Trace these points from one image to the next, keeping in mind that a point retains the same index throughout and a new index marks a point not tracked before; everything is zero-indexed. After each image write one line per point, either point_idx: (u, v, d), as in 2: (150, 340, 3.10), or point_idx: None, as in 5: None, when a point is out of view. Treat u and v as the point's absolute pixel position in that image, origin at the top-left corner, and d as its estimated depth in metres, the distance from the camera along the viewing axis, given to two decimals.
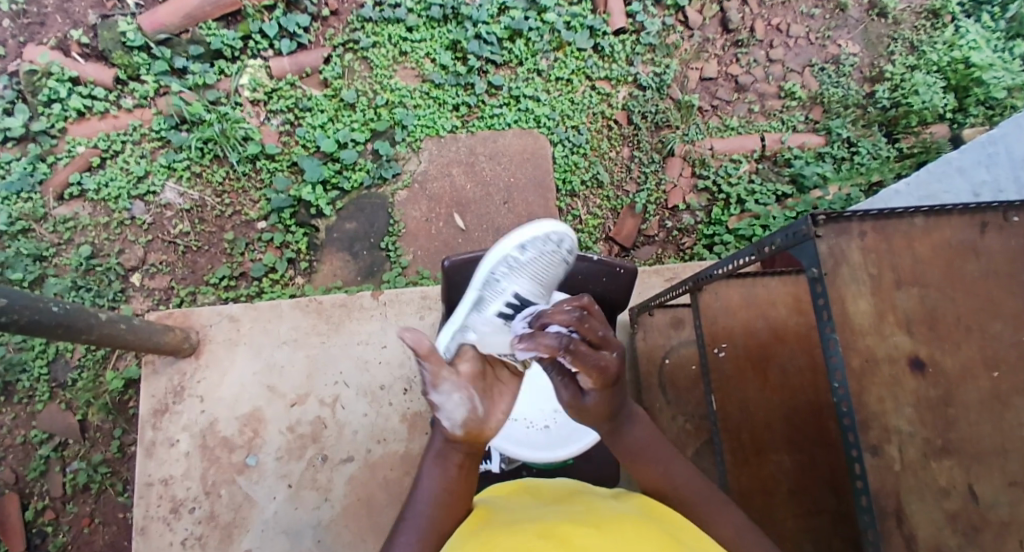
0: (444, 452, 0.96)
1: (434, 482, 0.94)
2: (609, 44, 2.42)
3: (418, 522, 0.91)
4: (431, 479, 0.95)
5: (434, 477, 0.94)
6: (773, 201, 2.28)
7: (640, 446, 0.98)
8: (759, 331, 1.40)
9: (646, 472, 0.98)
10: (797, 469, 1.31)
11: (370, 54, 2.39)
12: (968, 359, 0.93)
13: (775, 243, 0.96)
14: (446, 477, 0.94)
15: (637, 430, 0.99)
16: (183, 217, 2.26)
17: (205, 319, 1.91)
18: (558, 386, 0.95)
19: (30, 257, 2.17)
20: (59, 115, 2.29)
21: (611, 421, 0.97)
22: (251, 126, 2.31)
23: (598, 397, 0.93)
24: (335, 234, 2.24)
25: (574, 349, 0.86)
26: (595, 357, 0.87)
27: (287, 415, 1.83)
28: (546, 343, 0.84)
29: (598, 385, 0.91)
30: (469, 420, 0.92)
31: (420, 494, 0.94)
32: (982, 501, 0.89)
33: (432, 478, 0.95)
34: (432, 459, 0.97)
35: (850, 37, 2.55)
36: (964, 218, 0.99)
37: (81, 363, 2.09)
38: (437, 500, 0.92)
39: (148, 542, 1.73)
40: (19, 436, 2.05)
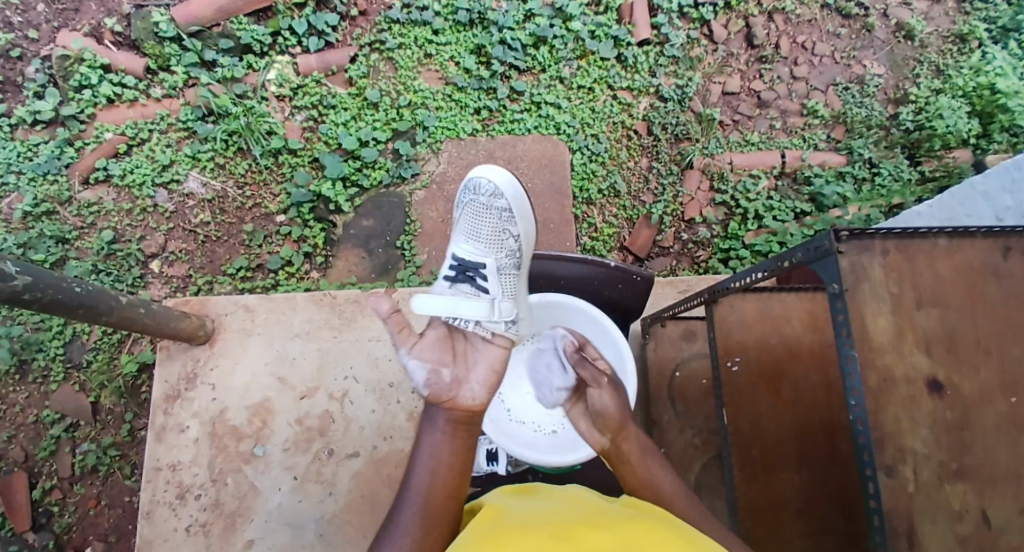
0: (436, 428, 1.08)
1: (429, 454, 1.06)
2: (632, 54, 2.44)
3: (416, 489, 1.01)
4: (427, 454, 1.06)
5: (428, 451, 1.06)
6: (791, 218, 2.27)
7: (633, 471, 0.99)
8: (773, 347, 1.39)
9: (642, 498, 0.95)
10: (806, 487, 1.30)
11: (395, 55, 2.42)
12: (986, 382, 0.92)
13: (794, 258, 0.96)
14: (438, 448, 1.06)
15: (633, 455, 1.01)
16: (204, 207, 2.29)
17: (221, 308, 1.94)
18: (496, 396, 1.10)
19: (53, 239, 2.21)
20: (89, 101, 2.33)
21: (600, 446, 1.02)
22: (276, 120, 2.34)
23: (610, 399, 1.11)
24: (352, 231, 2.26)
25: None
26: None
27: (296, 407, 1.84)
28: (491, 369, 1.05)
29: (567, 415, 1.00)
30: (435, 386, 1.08)
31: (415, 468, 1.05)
32: (994, 527, 0.88)
33: (427, 453, 1.06)
34: (427, 435, 1.09)
35: (875, 58, 2.54)
36: (987, 241, 0.98)
37: (97, 345, 2.13)
38: (430, 470, 1.03)
39: (153, 526, 1.75)
40: (32, 414, 2.09)
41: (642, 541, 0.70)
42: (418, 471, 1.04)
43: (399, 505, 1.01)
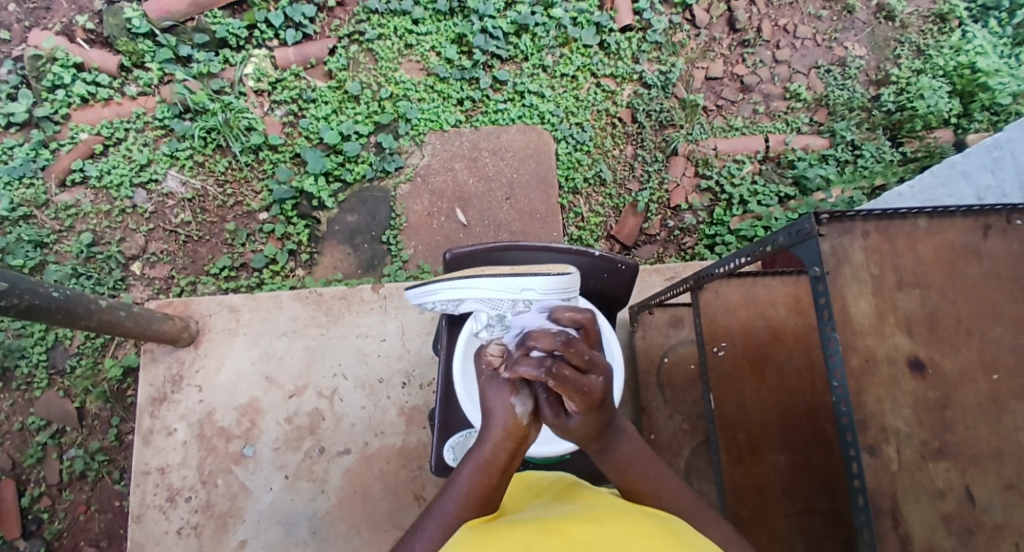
0: (490, 454, 0.91)
1: (472, 480, 0.89)
2: (615, 41, 2.42)
3: (445, 520, 0.84)
4: (471, 473, 0.89)
5: (474, 474, 0.89)
6: (775, 202, 2.27)
7: (630, 460, 0.95)
8: (757, 331, 1.39)
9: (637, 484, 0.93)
10: (792, 469, 1.31)
11: (375, 46, 2.39)
12: (966, 361, 0.93)
13: (777, 241, 0.96)
14: (490, 473, 0.89)
15: (626, 445, 0.97)
16: (184, 206, 2.26)
17: (205, 308, 1.91)
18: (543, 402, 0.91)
19: (31, 243, 2.17)
20: (63, 101, 2.29)
21: (599, 440, 0.95)
22: (255, 116, 2.31)
23: (582, 420, 0.89)
24: (336, 227, 2.24)
25: (559, 374, 0.82)
26: (580, 382, 0.83)
27: (285, 406, 1.83)
28: (524, 371, 0.84)
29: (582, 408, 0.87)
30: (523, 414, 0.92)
31: (452, 490, 0.88)
32: (977, 504, 0.88)
33: (468, 478, 0.89)
34: (478, 455, 0.92)
35: (857, 39, 2.54)
36: (966, 221, 0.98)
37: (80, 350, 2.10)
38: (470, 496, 0.86)
39: (144, 530, 1.74)
40: (16, 422, 2.06)
41: (629, 535, 0.70)
42: (456, 492, 0.87)
43: (422, 526, 0.86)
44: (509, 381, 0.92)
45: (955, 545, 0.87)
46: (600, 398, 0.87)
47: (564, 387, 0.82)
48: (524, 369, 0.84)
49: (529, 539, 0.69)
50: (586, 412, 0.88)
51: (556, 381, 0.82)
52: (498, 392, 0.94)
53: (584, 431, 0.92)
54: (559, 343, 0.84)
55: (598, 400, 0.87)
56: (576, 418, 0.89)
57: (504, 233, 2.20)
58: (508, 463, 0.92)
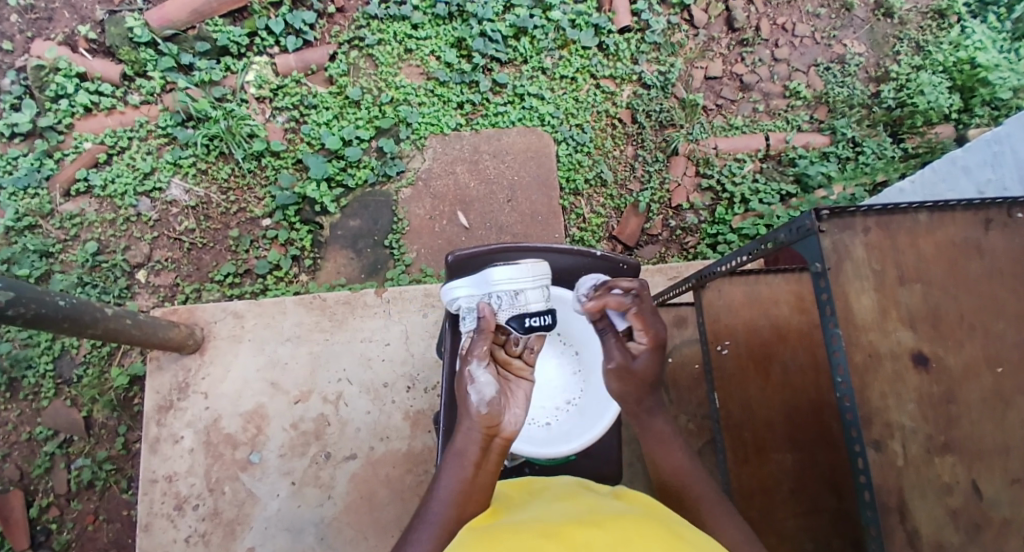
0: (463, 449, 0.93)
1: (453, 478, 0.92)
2: (614, 42, 2.43)
3: (432, 521, 0.89)
4: (451, 474, 0.92)
5: (453, 473, 0.92)
6: (777, 200, 2.27)
7: (664, 432, 1.06)
8: (761, 330, 1.39)
9: (670, 457, 1.04)
10: (798, 468, 1.31)
11: (375, 52, 2.40)
12: (970, 355, 0.93)
13: (779, 238, 0.97)
14: (465, 469, 0.92)
15: (661, 417, 1.08)
16: (188, 214, 2.27)
17: (210, 315, 1.92)
18: (608, 351, 1.05)
19: (36, 253, 2.18)
20: (66, 111, 2.30)
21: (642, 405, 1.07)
22: (257, 123, 2.32)
23: (647, 361, 1.05)
24: (339, 232, 2.25)
25: (640, 307, 1.04)
26: (654, 319, 1.04)
27: (291, 411, 1.84)
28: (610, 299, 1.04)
29: (651, 346, 1.05)
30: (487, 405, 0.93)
31: (435, 491, 0.92)
32: (984, 498, 0.88)
33: (448, 474, 0.93)
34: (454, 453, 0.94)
35: (856, 36, 2.54)
36: (967, 215, 0.98)
37: (86, 359, 2.11)
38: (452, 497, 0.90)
39: (152, 537, 1.75)
40: (25, 431, 2.07)
41: (630, 540, 0.70)
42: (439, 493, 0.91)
43: (414, 527, 0.90)
44: (469, 367, 0.95)
45: (962, 540, 0.87)
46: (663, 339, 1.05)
47: (644, 318, 1.04)
48: (610, 300, 1.04)
49: (533, 543, 0.69)
50: (652, 351, 1.05)
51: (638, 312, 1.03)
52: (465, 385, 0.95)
53: (643, 382, 1.05)
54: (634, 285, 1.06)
55: (661, 340, 1.05)
56: (640, 361, 1.04)
57: (507, 235, 2.20)
58: (481, 456, 0.93)
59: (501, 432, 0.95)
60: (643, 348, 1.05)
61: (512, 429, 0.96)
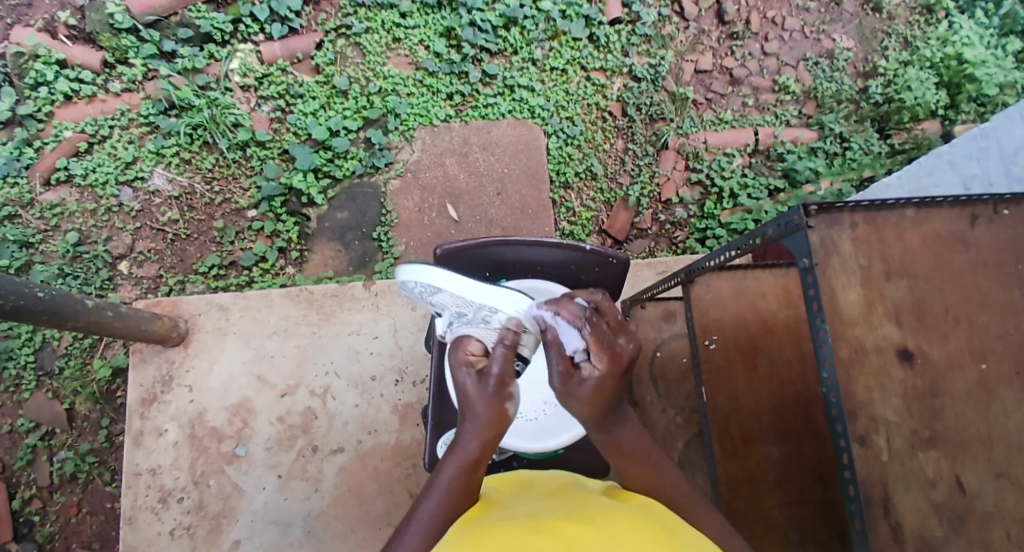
0: (472, 452, 0.88)
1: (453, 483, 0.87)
2: (604, 34, 2.41)
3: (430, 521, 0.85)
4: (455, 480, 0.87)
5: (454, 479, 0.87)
6: (765, 194, 2.28)
7: (630, 442, 0.92)
8: (748, 323, 1.40)
9: (635, 468, 0.91)
10: (784, 460, 1.32)
11: (363, 40, 2.37)
12: (955, 350, 0.94)
13: (766, 234, 0.97)
14: (469, 469, 0.88)
15: (628, 426, 0.93)
16: (172, 204, 2.23)
17: (194, 307, 1.90)
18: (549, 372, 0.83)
19: (15, 244, 2.14)
20: (46, 99, 2.25)
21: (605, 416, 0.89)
22: (242, 112, 2.28)
23: (598, 386, 0.83)
24: (326, 223, 2.22)
25: (595, 324, 0.83)
26: (611, 339, 0.83)
27: (277, 404, 1.82)
28: (568, 310, 0.86)
29: (607, 371, 0.83)
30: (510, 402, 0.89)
31: (433, 495, 0.87)
32: (966, 491, 0.90)
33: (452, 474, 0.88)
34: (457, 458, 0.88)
35: (845, 31, 2.54)
36: (954, 210, 0.99)
37: (68, 351, 2.07)
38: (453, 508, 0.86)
39: (137, 531, 1.73)
40: (5, 425, 2.03)
41: (622, 537, 0.69)
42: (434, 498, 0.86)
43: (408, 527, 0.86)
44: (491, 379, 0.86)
45: (945, 532, 0.88)
46: (624, 367, 0.84)
47: (599, 336, 0.82)
48: (566, 308, 0.87)
49: (524, 540, 0.68)
50: (608, 376, 0.83)
51: (595, 328, 0.83)
52: (485, 391, 0.85)
53: (593, 404, 0.84)
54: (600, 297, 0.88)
55: (622, 367, 0.84)
56: (591, 384, 0.83)
57: (496, 228, 2.19)
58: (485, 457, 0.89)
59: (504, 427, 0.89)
60: (597, 370, 0.83)
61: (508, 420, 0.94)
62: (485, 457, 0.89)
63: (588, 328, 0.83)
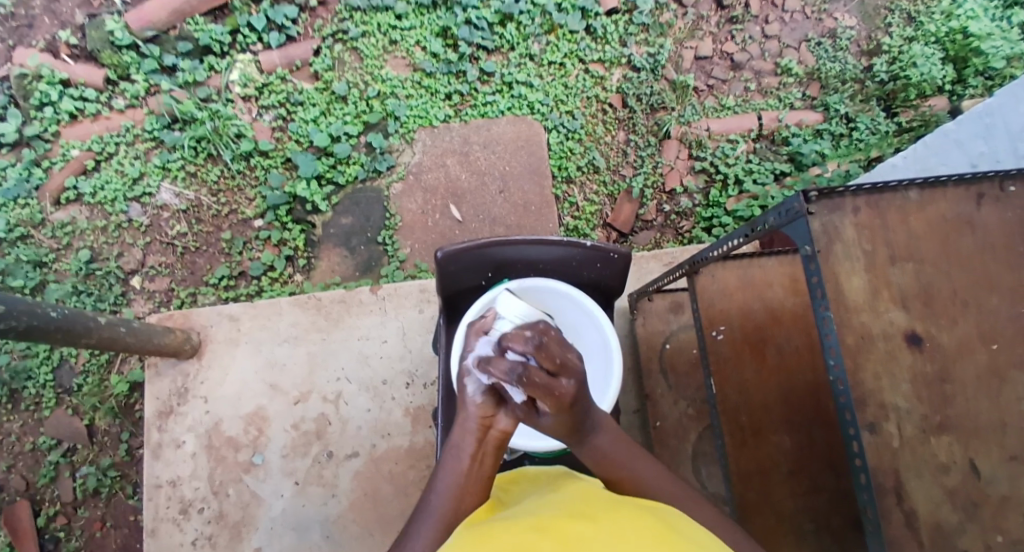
0: (463, 445, 0.92)
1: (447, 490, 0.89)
2: (601, 25, 2.39)
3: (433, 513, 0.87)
4: (449, 489, 0.89)
5: (447, 485, 0.89)
6: (771, 179, 2.25)
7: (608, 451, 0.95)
8: (755, 313, 1.38)
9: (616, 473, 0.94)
10: (795, 449, 1.31)
11: (360, 45, 2.37)
12: (964, 333, 0.92)
13: (768, 222, 0.96)
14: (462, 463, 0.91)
15: (603, 437, 0.95)
16: (179, 218, 2.26)
17: (206, 319, 1.92)
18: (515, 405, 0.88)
19: (30, 264, 2.17)
20: (52, 119, 2.28)
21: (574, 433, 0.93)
22: (243, 122, 2.30)
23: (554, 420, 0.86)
24: (331, 230, 2.23)
25: (529, 377, 0.79)
26: (549, 385, 0.80)
27: (291, 412, 1.84)
28: (500, 365, 0.80)
29: (554, 410, 0.83)
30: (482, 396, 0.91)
31: (434, 491, 0.89)
32: (981, 476, 0.88)
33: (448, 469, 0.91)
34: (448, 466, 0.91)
35: (847, 9, 2.49)
36: (959, 190, 0.97)
37: (85, 368, 2.11)
38: (458, 511, 0.86)
39: (160, 541, 1.76)
40: (28, 442, 2.07)
41: (624, 531, 0.69)
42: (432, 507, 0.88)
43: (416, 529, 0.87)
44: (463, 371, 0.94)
45: (960, 519, 0.87)
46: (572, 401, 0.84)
47: (536, 386, 0.79)
48: (499, 365, 0.81)
49: (525, 537, 0.69)
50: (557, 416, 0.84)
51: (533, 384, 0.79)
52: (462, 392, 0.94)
53: (557, 430, 0.89)
54: (531, 347, 0.79)
55: (569, 402, 0.83)
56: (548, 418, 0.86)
57: (500, 227, 2.19)
58: (480, 457, 0.92)
59: (497, 425, 0.93)
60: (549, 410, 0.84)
61: (510, 423, 0.93)
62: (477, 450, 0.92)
63: (521, 385, 0.79)
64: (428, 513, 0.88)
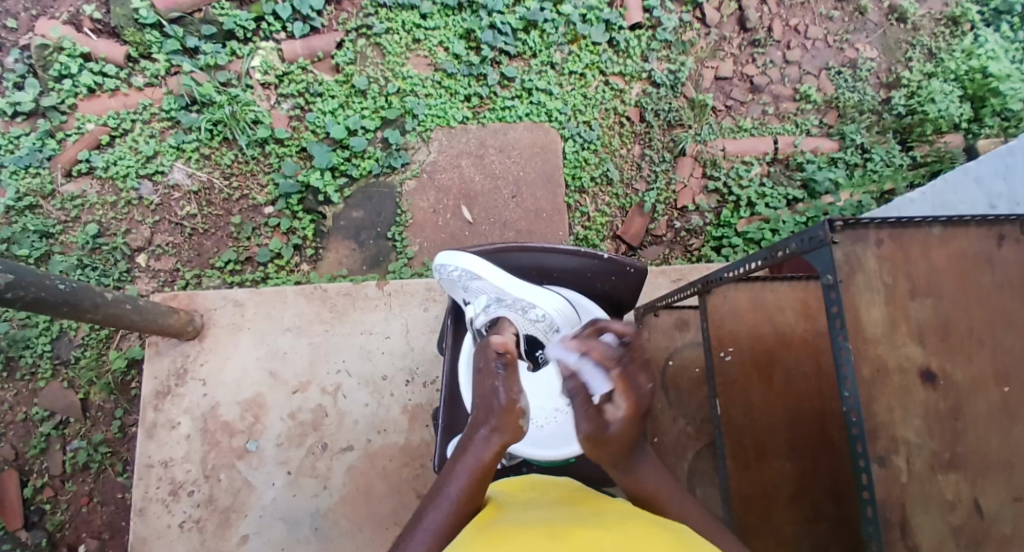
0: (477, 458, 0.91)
1: (460, 491, 0.88)
2: (624, 39, 2.40)
3: (433, 529, 0.84)
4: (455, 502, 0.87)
5: (465, 483, 0.89)
6: (783, 204, 2.26)
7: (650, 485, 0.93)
8: (766, 337, 1.39)
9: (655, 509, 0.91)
10: (798, 475, 1.31)
11: (382, 41, 2.38)
12: (979, 372, 0.92)
13: (789, 247, 0.96)
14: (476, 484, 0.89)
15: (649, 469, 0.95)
16: (190, 199, 2.25)
17: (210, 302, 1.91)
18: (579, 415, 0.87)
19: (36, 234, 2.17)
20: (69, 92, 2.28)
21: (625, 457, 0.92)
22: (261, 109, 2.30)
23: (622, 429, 0.86)
24: (342, 222, 2.23)
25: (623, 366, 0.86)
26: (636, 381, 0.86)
27: (289, 401, 1.83)
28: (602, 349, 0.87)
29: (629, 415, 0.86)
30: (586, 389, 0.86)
31: (439, 505, 0.87)
32: (986, 515, 0.88)
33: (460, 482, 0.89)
34: (468, 461, 0.91)
35: (868, 41, 2.51)
36: (981, 229, 0.98)
37: (84, 341, 2.10)
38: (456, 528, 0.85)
39: (148, 521, 1.75)
40: (21, 412, 2.06)
41: (639, 544, 0.69)
42: (445, 505, 0.86)
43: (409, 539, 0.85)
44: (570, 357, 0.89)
45: None
46: (644, 409, 0.88)
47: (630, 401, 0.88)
48: (599, 345, 0.88)
49: (538, 544, 0.68)
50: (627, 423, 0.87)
51: (625, 369, 0.86)
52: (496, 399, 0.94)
53: (618, 445, 0.89)
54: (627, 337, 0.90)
55: (642, 409, 0.87)
56: (616, 427, 0.86)
57: (510, 231, 2.19)
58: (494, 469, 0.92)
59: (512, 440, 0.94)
60: (621, 413, 0.86)
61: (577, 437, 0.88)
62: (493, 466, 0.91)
63: (617, 366, 0.85)
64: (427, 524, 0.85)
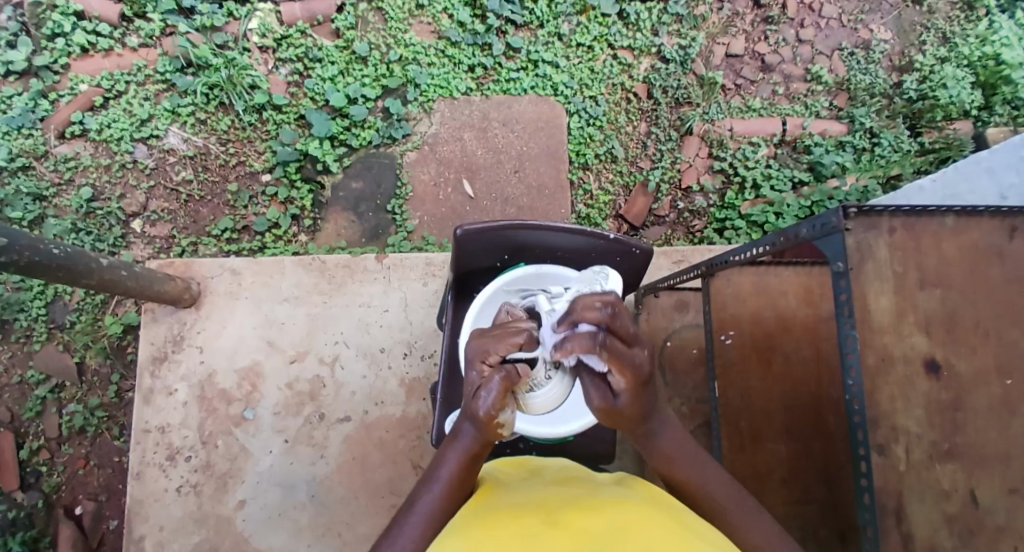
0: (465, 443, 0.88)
1: (453, 473, 0.88)
2: (634, 11, 2.34)
3: (426, 514, 0.86)
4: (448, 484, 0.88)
5: (455, 467, 0.88)
6: (788, 188, 2.24)
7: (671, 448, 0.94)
8: (766, 321, 1.37)
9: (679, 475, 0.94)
10: (791, 459, 1.32)
11: (385, 5, 2.31)
12: (982, 364, 0.92)
13: (799, 233, 0.94)
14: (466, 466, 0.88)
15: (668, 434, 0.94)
16: (186, 164, 2.21)
17: (207, 270, 1.89)
18: (587, 391, 0.84)
19: (29, 196, 2.13)
20: (62, 50, 2.22)
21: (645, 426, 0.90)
22: (259, 73, 2.24)
23: (632, 399, 0.82)
24: (340, 193, 2.20)
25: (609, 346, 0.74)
26: (629, 356, 0.76)
27: (286, 371, 1.83)
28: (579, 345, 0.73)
29: (632, 386, 0.80)
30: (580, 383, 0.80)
31: (432, 489, 0.88)
32: (980, 505, 0.89)
33: (451, 466, 0.89)
34: (459, 445, 0.89)
35: (883, 22, 2.45)
36: (994, 220, 0.96)
37: (79, 306, 2.08)
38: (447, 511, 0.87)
39: (144, 486, 1.75)
40: (16, 375, 2.05)
41: (632, 527, 0.68)
42: (435, 488, 0.88)
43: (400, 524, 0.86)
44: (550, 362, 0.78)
45: (956, 545, 0.87)
46: (647, 372, 0.80)
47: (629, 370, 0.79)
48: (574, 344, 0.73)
49: (530, 529, 0.68)
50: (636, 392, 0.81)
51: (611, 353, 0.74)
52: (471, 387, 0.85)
53: (633, 413, 0.85)
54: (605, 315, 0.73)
55: (644, 376, 0.80)
56: (626, 398, 0.82)
57: (511, 207, 2.16)
58: (487, 448, 0.89)
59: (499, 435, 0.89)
60: (623, 385, 0.80)
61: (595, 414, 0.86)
62: (483, 450, 0.89)
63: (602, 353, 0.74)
64: (419, 508, 0.87)
